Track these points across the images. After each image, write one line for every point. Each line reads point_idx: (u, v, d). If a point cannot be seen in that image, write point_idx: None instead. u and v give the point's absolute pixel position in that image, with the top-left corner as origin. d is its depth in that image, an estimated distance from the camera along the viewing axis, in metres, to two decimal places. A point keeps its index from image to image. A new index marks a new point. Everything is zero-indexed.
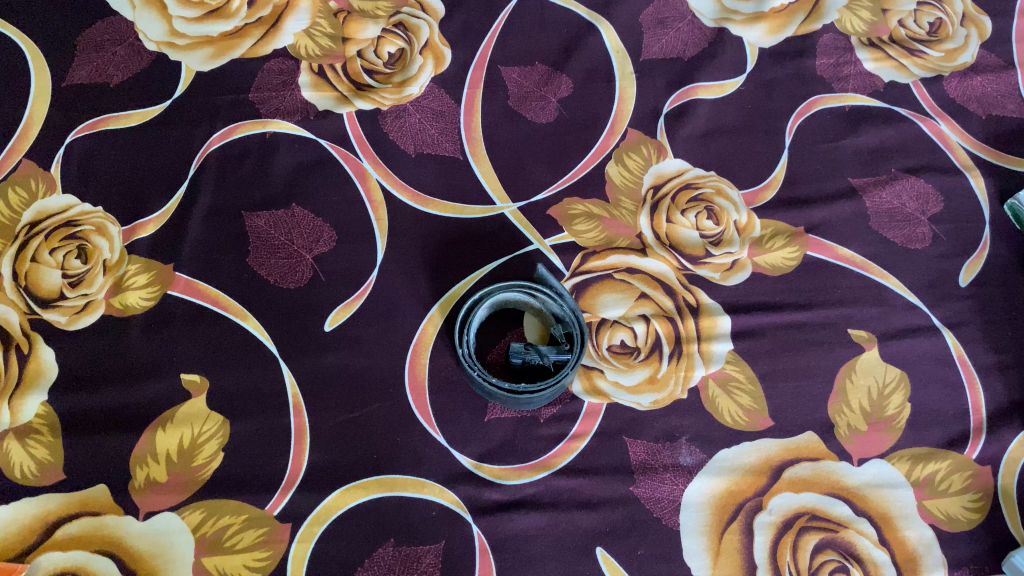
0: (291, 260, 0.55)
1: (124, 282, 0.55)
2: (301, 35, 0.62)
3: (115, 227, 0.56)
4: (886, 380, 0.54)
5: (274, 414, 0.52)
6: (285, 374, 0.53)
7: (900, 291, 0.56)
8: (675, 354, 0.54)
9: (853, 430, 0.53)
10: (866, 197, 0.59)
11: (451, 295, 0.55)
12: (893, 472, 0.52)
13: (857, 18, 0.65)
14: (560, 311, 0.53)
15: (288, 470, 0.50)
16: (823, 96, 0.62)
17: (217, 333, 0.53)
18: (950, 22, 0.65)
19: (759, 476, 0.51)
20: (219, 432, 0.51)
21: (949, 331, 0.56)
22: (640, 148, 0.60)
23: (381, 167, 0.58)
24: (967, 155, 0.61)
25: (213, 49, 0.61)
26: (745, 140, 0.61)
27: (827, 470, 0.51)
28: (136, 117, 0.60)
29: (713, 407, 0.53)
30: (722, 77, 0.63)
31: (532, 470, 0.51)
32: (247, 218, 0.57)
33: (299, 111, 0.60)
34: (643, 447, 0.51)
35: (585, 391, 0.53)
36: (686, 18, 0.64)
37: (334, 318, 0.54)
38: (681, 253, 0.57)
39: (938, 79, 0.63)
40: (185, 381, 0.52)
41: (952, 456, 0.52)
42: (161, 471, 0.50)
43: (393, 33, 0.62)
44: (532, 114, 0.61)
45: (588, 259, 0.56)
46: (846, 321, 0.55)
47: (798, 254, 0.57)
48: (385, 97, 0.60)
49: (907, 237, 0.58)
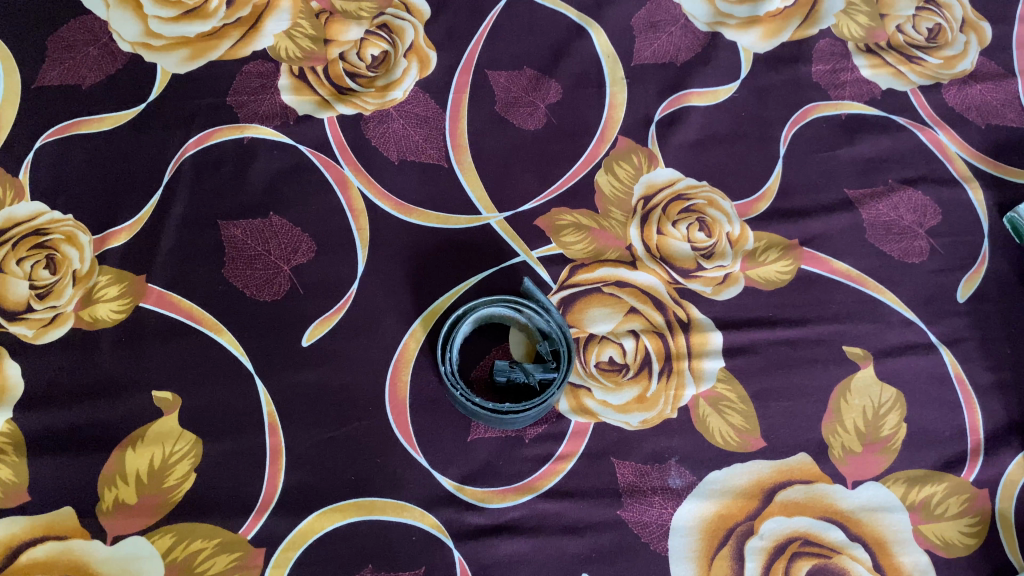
0: (268, 272, 0.53)
1: (94, 294, 0.52)
2: (281, 36, 0.60)
3: (86, 236, 0.54)
4: (881, 400, 0.52)
5: (249, 433, 0.50)
6: (261, 391, 0.51)
7: (896, 307, 0.55)
8: (665, 371, 0.52)
9: (847, 451, 0.51)
10: (862, 209, 0.58)
11: (434, 309, 0.53)
12: (888, 495, 0.50)
13: (854, 23, 0.63)
14: (547, 327, 0.51)
15: (262, 492, 0.49)
16: (818, 104, 0.61)
17: (191, 348, 0.52)
18: (949, 28, 0.64)
19: (750, 499, 0.49)
20: (191, 452, 0.49)
21: (947, 348, 0.54)
22: (630, 156, 0.58)
23: (362, 175, 0.56)
24: (965, 165, 0.59)
25: (190, 51, 0.59)
26: (738, 149, 0.59)
27: (821, 493, 0.50)
28: (109, 121, 0.57)
29: (704, 427, 0.51)
30: (716, 83, 0.61)
31: (516, 492, 0.49)
32: (223, 228, 0.55)
33: (278, 116, 0.58)
34: (631, 469, 0.50)
35: (571, 411, 0.51)
36: (679, 22, 0.62)
37: (312, 332, 0.52)
38: (672, 266, 0.55)
39: (936, 87, 0.62)
40: (156, 398, 0.50)
41: (949, 479, 0.51)
42: (130, 492, 0.48)
43: (377, 35, 0.60)
44: (519, 121, 0.59)
45: (576, 272, 0.55)
46: (842, 338, 0.54)
47: (792, 268, 0.55)
48: (367, 102, 0.58)
49: (904, 251, 0.57)
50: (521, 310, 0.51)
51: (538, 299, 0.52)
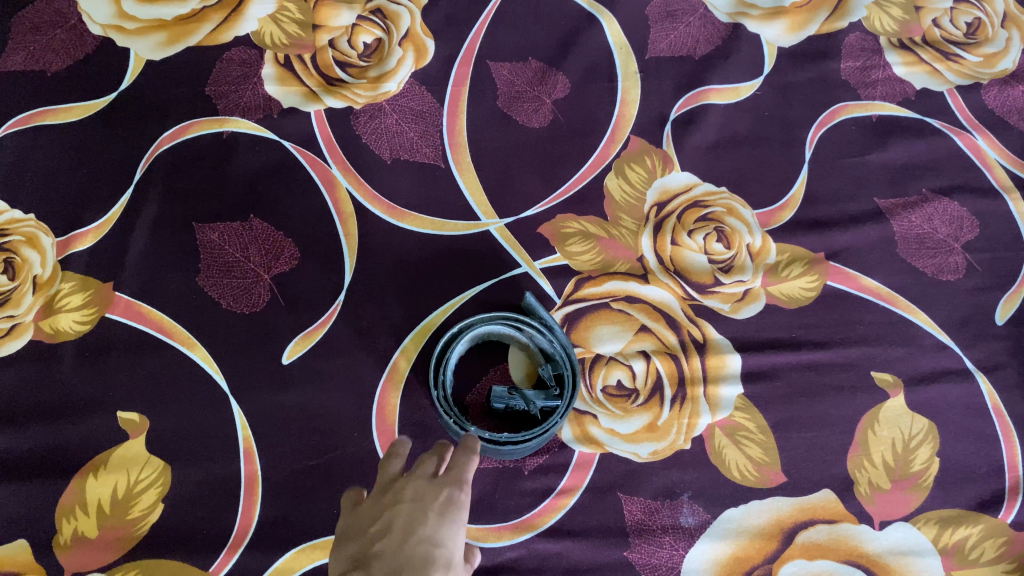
0: (246, 281, 0.49)
1: (56, 303, 0.48)
2: (266, 21, 0.55)
3: (48, 237, 0.50)
4: (912, 431, 0.48)
5: (223, 461, 0.46)
6: (236, 414, 0.46)
7: (929, 329, 0.51)
8: (678, 398, 0.48)
9: (874, 488, 0.47)
10: (894, 221, 0.53)
11: (427, 324, 0.49)
12: (919, 537, 0.46)
13: (887, 16, 0.58)
14: (549, 347, 0.47)
15: (236, 526, 0.45)
16: (848, 104, 0.56)
17: (160, 364, 0.47)
18: (989, 23, 0.58)
19: (769, 540, 0.46)
20: (159, 480, 0.45)
21: (984, 375, 0.50)
22: (643, 158, 0.53)
23: (351, 175, 0.52)
24: (1006, 175, 0.55)
25: (166, 35, 0.54)
26: (760, 152, 0.54)
27: (845, 534, 0.46)
28: (76, 111, 0.53)
29: (720, 460, 0.47)
30: (737, 80, 0.56)
31: (513, 530, 0.45)
32: (198, 231, 0.50)
33: (260, 108, 0.53)
34: (639, 506, 0.46)
35: (575, 439, 0.47)
36: (697, 12, 0.57)
37: (293, 349, 0.48)
38: (687, 281, 0.51)
39: (975, 88, 0.57)
40: (121, 420, 0.46)
41: (985, 521, 0.47)
42: (90, 525, 0.44)
43: (370, 21, 0.55)
44: (523, 118, 0.54)
45: (582, 285, 0.50)
46: (870, 362, 0.50)
47: (817, 284, 0.51)
48: (359, 95, 0.54)
49: (939, 267, 0.52)
50: (522, 328, 0.47)
51: (540, 316, 0.48)
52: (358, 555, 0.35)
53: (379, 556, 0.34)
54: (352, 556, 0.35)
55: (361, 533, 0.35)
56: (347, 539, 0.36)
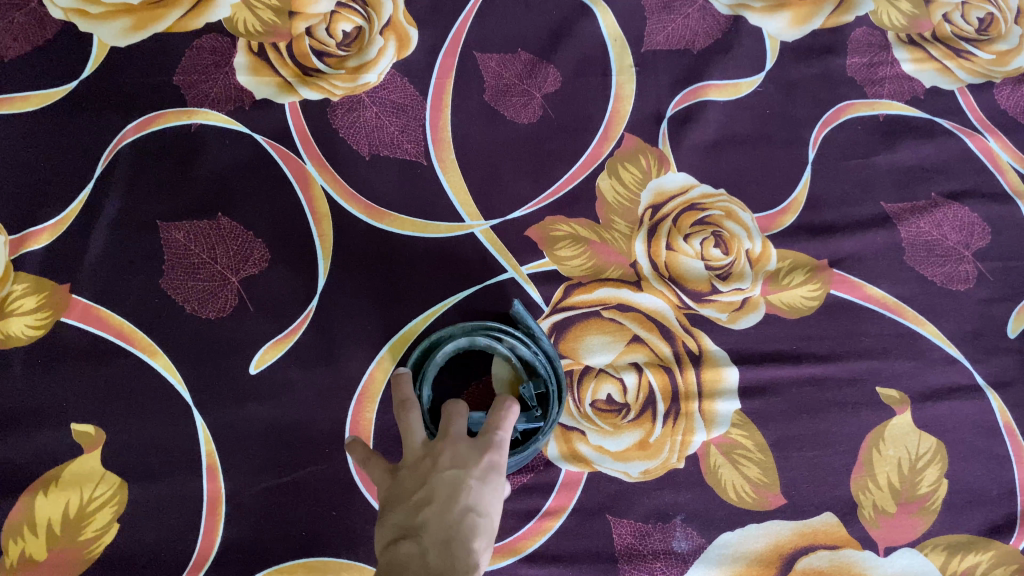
0: (213, 284, 0.46)
1: (7, 306, 0.45)
2: (239, 7, 0.52)
3: (1, 236, 0.46)
4: (919, 452, 0.45)
5: (184, 477, 0.42)
6: (199, 427, 0.43)
7: (937, 342, 0.48)
8: (671, 413, 0.45)
9: (879, 511, 0.44)
10: (901, 227, 0.50)
11: (405, 334, 0.46)
12: (926, 564, 0.43)
13: (895, 10, 0.55)
14: (532, 358, 0.44)
15: (197, 548, 0.42)
16: (854, 102, 0.53)
17: (118, 373, 0.44)
18: (1002, 18, 0.55)
19: (767, 567, 0.43)
20: (115, 497, 0.42)
21: (994, 392, 0.47)
22: (637, 158, 0.50)
23: (327, 172, 0.49)
24: (1018, 178, 0.52)
25: (132, 20, 0.51)
26: (761, 152, 0.51)
27: (847, 561, 0.43)
28: (34, 100, 0.49)
29: (716, 481, 0.44)
30: (737, 75, 0.53)
31: (495, 556, 0.42)
32: (163, 230, 0.47)
33: (232, 100, 0.50)
34: (630, 529, 0.43)
35: (562, 457, 0.44)
36: (696, 3, 0.54)
37: (261, 358, 0.45)
38: (683, 288, 0.48)
39: (986, 87, 0.54)
40: (75, 433, 0.43)
41: (995, 547, 0.44)
42: (39, 546, 0.41)
43: (350, 7, 0.52)
44: (510, 113, 0.51)
45: (571, 292, 0.47)
46: (875, 377, 0.47)
47: (820, 293, 0.48)
48: (336, 86, 0.50)
49: (948, 276, 0.49)
50: (504, 338, 0.44)
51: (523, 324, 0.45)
52: (404, 526, 0.31)
53: (426, 527, 0.30)
54: (394, 527, 0.31)
55: (401, 502, 0.32)
56: (383, 511, 0.32)
